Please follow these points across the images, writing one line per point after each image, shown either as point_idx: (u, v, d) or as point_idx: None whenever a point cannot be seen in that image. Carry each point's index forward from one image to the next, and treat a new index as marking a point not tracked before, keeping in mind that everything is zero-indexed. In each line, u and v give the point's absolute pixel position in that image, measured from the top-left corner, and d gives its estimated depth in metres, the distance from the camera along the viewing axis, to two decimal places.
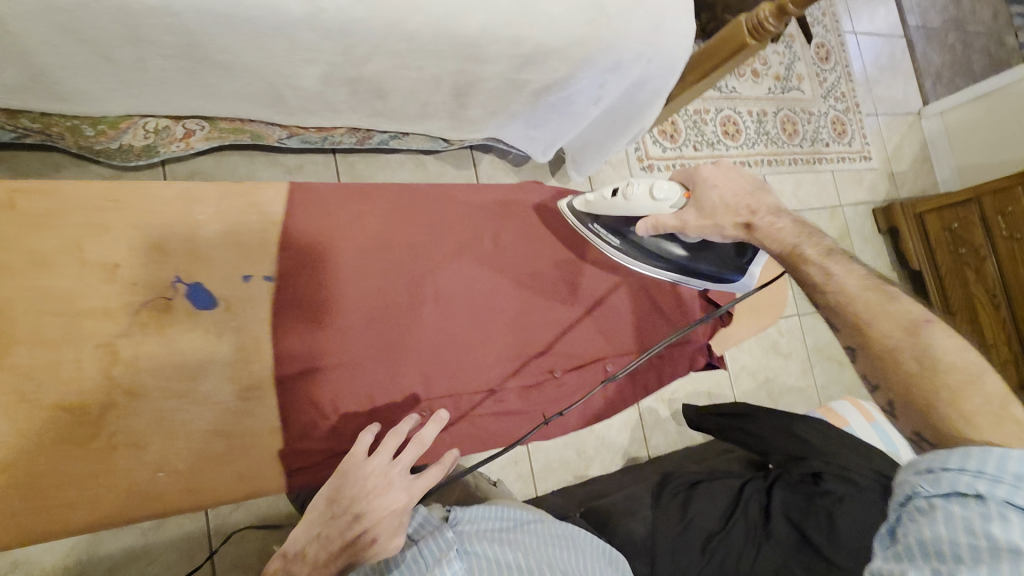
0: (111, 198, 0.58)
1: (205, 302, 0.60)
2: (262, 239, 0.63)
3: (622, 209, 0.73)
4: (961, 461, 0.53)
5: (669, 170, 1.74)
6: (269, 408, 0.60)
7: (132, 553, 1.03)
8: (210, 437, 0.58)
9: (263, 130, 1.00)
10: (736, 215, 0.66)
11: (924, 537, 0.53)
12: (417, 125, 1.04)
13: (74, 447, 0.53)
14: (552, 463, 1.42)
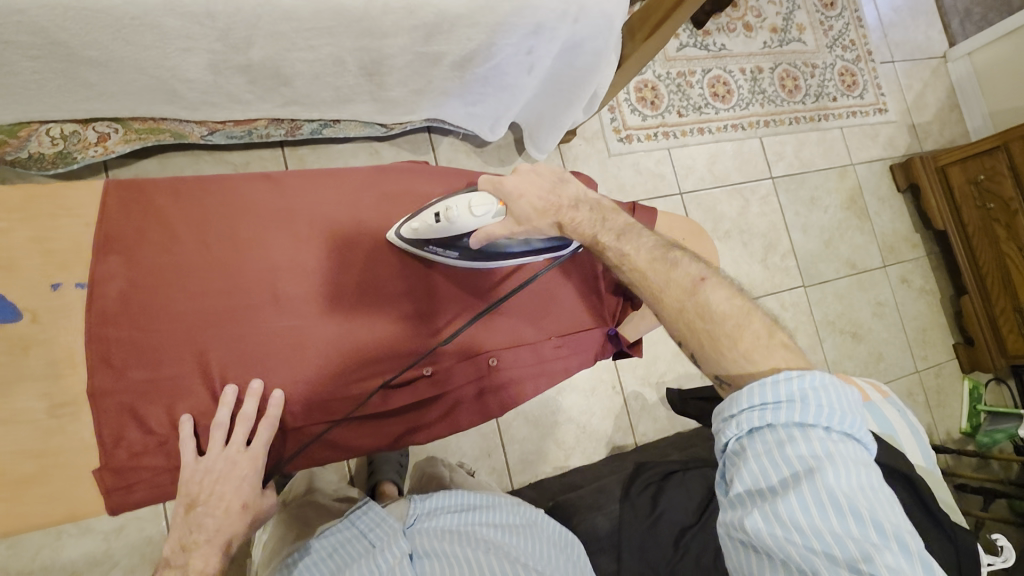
0: None
1: (8, 316, 0.57)
2: (75, 246, 0.60)
3: (449, 230, 0.67)
4: (749, 399, 0.58)
5: (650, 139, 1.62)
6: (87, 425, 0.58)
7: (92, 558, 1.05)
8: (21, 455, 0.56)
9: (180, 129, 0.96)
10: (547, 215, 0.67)
11: (745, 479, 0.56)
12: (341, 110, 1.00)
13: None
14: (529, 454, 1.37)
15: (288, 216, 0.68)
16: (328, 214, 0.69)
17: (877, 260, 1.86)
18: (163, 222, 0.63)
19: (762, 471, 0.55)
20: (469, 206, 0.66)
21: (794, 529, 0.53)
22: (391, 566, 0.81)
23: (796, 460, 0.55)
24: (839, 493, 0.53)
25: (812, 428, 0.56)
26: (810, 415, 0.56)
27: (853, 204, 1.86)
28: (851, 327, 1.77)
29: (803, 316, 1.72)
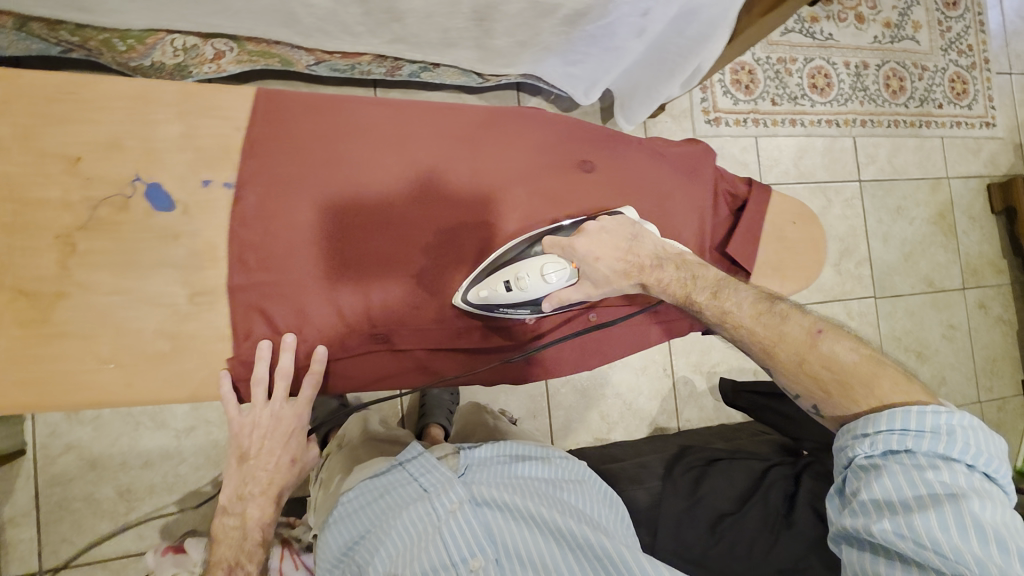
0: (71, 91, 0.59)
1: (162, 204, 0.61)
2: (223, 148, 0.63)
3: (514, 299, 0.67)
4: (890, 422, 0.64)
5: (739, 125, 1.57)
6: (222, 315, 0.63)
7: (164, 452, 1.14)
8: (153, 335, 0.61)
9: (290, 55, 0.99)
10: (628, 278, 0.71)
11: (875, 493, 0.63)
12: (443, 54, 1.00)
13: (35, 327, 0.58)
14: (572, 422, 1.39)
15: (412, 149, 0.69)
16: (448, 151, 0.71)
17: (957, 281, 1.77)
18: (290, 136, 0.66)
19: (896, 487, 0.62)
20: (549, 269, 0.66)
21: (926, 542, 0.59)
22: (452, 509, 0.83)
23: (937, 484, 0.61)
24: (983, 521, 0.58)
25: (951, 460, 0.62)
26: (954, 448, 0.62)
27: (941, 219, 1.76)
28: (917, 346, 1.71)
29: (870, 327, 1.66)
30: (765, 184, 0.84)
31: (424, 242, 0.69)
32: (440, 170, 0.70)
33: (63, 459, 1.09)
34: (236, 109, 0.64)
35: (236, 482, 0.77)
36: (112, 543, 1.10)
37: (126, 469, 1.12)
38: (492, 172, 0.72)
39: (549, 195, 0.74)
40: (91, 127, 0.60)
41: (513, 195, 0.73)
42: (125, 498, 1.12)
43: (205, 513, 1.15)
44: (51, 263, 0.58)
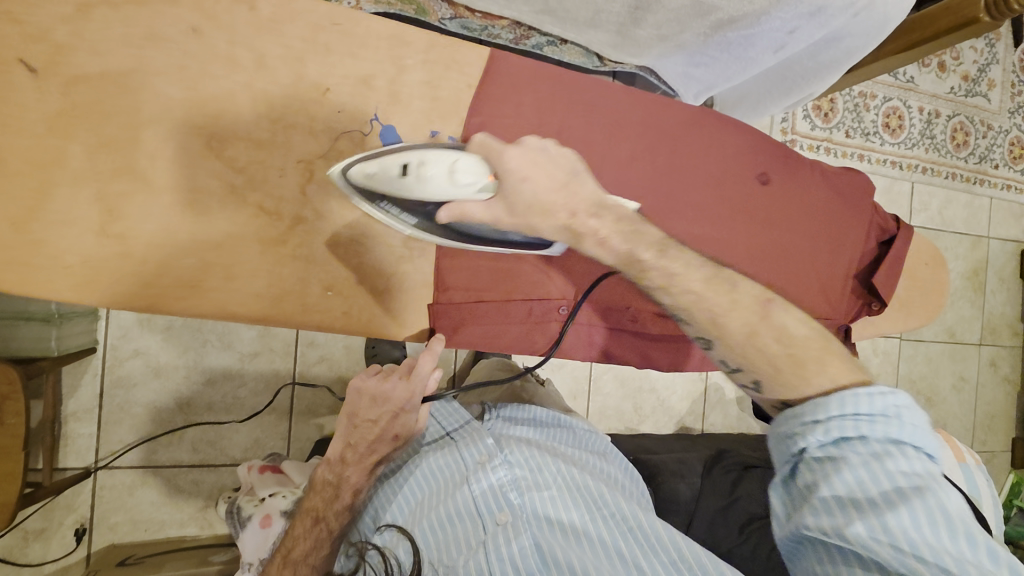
0: (323, 21, 0.64)
1: (394, 143, 0.67)
2: (455, 103, 0.72)
3: (404, 190, 0.61)
4: (839, 407, 0.56)
5: (811, 151, 1.61)
6: (428, 263, 0.74)
7: (227, 371, 1.14)
8: (374, 266, 0.72)
9: (428, 5, 0.98)
10: (544, 217, 0.60)
11: (838, 489, 0.54)
12: (580, 33, 1.00)
13: (270, 244, 0.67)
14: (608, 408, 1.44)
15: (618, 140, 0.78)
16: (647, 148, 0.80)
17: (975, 336, 1.85)
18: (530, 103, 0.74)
19: (863, 482, 0.54)
20: (460, 173, 0.59)
21: (904, 547, 0.51)
22: (479, 462, 0.80)
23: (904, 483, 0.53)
24: (951, 514, 0.52)
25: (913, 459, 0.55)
26: (902, 432, 0.55)
27: (974, 275, 1.84)
28: (928, 391, 1.79)
29: (891, 365, 1.74)
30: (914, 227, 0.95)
31: None
32: (636, 165, 0.80)
33: (130, 363, 1.08)
34: (472, 68, 0.71)
35: (342, 437, 0.80)
36: (166, 450, 1.11)
37: (189, 382, 1.12)
38: (676, 173, 0.82)
39: (719, 203, 0.85)
40: (338, 62, 0.66)
41: (691, 197, 0.83)
42: (185, 410, 1.12)
43: (257, 437, 1.16)
44: (293, 185, 0.66)
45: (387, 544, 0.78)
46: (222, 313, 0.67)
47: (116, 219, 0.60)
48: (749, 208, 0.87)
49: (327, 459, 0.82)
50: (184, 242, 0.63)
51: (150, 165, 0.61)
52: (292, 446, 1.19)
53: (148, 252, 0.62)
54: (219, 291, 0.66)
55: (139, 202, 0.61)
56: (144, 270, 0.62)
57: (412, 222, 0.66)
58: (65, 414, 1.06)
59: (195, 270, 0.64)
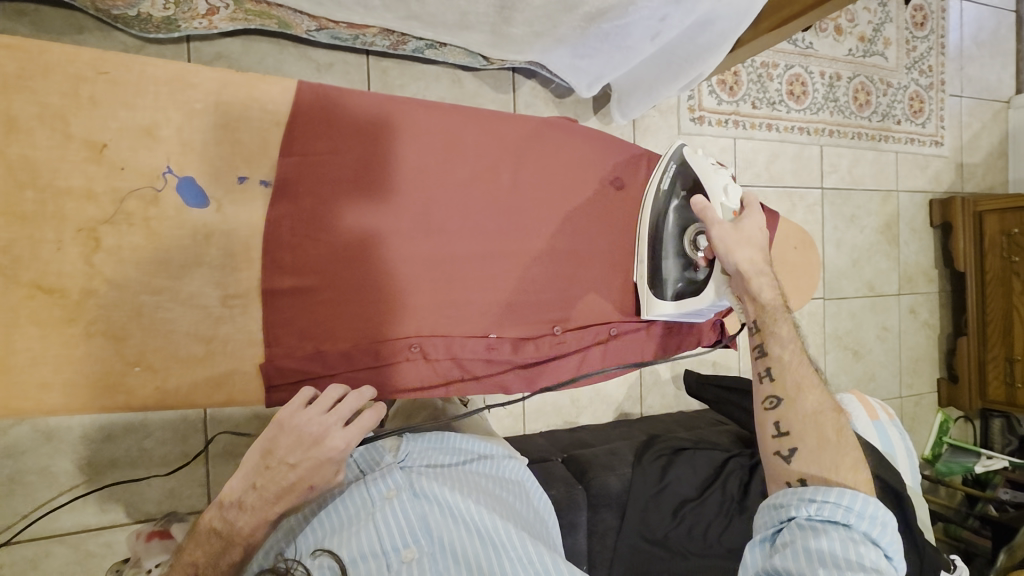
0: (88, 72, 0.58)
1: (195, 200, 0.63)
2: (261, 145, 0.66)
3: (704, 168, 0.81)
4: (837, 497, 0.69)
5: (720, 125, 1.61)
6: (255, 318, 0.67)
7: (125, 426, 1.07)
8: (188, 334, 0.64)
9: (290, 18, 0.92)
10: (751, 243, 0.76)
11: (815, 545, 0.67)
12: (453, 35, 0.96)
13: (55, 326, 0.59)
14: (545, 405, 1.42)
15: (451, 159, 0.75)
16: (483, 164, 0.77)
17: (895, 286, 1.92)
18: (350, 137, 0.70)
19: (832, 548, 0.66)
20: (732, 197, 0.80)
21: None
22: (386, 496, 0.82)
23: (862, 560, 0.66)
24: None
25: (867, 540, 0.68)
26: (882, 536, 0.69)
27: (888, 229, 1.90)
28: (854, 345, 1.86)
29: (818, 325, 1.80)
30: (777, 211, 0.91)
31: (459, 250, 0.76)
32: (475, 183, 0.77)
33: (13, 432, 1.00)
34: (278, 106, 0.66)
35: (246, 476, 0.65)
36: (67, 516, 1.04)
37: (85, 442, 1.04)
38: (519, 187, 0.80)
39: (572, 212, 0.83)
40: (118, 114, 0.60)
41: (539, 209, 0.81)
42: (85, 471, 1.04)
43: (171, 488, 1.10)
44: (77, 257, 0.59)
45: (309, 571, 0.76)
46: (5, 411, 0.59)
47: None
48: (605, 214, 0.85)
49: (218, 501, 0.67)
50: None
51: None
52: (211, 492, 1.13)
53: None
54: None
55: None
56: None
57: (663, 187, 0.83)
58: None
59: None
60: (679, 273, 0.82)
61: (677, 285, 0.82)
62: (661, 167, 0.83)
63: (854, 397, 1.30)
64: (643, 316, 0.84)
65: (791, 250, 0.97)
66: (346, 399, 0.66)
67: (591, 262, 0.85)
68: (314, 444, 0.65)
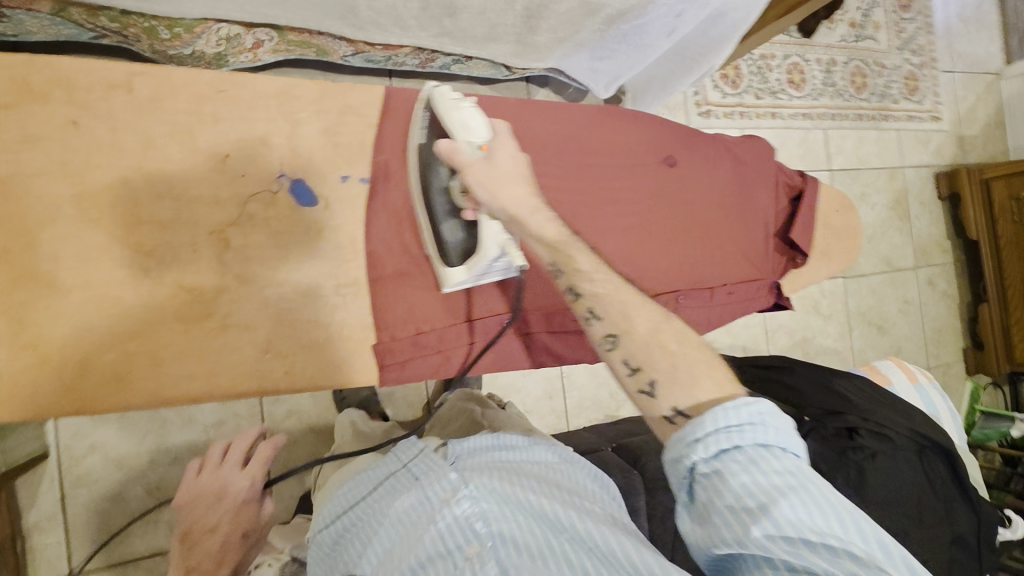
0: (206, 93, 0.67)
1: (306, 200, 0.72)
2: (357, 147, 0.76)
3: (449, 105, 0.72)
4: (713, 422, 0.54)
5: (727, 118, 1.67)
6: (363, 304, 0.76)
7: (193, 448, 1.10)
8: (305, 320, 0.72)
9: (328, 45, 0.99)
10: (508, 180, 0.67)
11: (728, 501, 0.51)
12: (483, 48, 1.02)
13: (195, 320, 0.67)
14: (585, 400, 1.45)
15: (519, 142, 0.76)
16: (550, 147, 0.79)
17: (910, 260, 1.96)
18: None
19: (746, 485, 0.51)
20: (476, 129, 0.70)
21: (786, 538, 0.49)
22: (443, 499, 0.63)
23: (776, 476, 0.52)
24: (812, 525, 0.49)
25: (769, 448, 0.54)
26: (772, 436, 0.54)
27: (898, 205, 1.95)
28: (878, 320, 1.89)
29: (840, 303, 1.83)
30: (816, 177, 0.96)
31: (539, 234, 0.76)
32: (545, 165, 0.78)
33: (88, 460, 1.04)
34: (369, 116, 0.78)
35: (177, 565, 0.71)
36: (142, 539, 1.07)
37: (154, 467, 1.07)
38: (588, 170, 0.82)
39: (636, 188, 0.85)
40: (232, 129, 0.68)
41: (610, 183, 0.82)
42: (155, 495, 1.07)
43: None
44: (209, 256, 0.67)
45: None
46: (150, 401, 0.65)
47: (25, 329, 0.59)
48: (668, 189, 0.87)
49: None
50: (103, 336, 0.63)
51: (54, 268, 0.61)
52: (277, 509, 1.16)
53: (69, 355, 0.61)
54: (148, 379, 0.65)
55: (53, 307, 0.60)
56: (63, 374, 0.61)
57: (422, 141, 0.75)
58: (25, 527, 1.00)
59: (117, 362, 0.63)
60: (454, 230, 0.74)
61: (459, 246, 0.75)
62: (420, 120, 0.76)
63: (894, 362, 1.33)
64: (443, 291, 0.78)
65: (830, 215, 1.01)
66: (232, 452, 0.81)
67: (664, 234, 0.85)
68: (220, 497, 0.77)
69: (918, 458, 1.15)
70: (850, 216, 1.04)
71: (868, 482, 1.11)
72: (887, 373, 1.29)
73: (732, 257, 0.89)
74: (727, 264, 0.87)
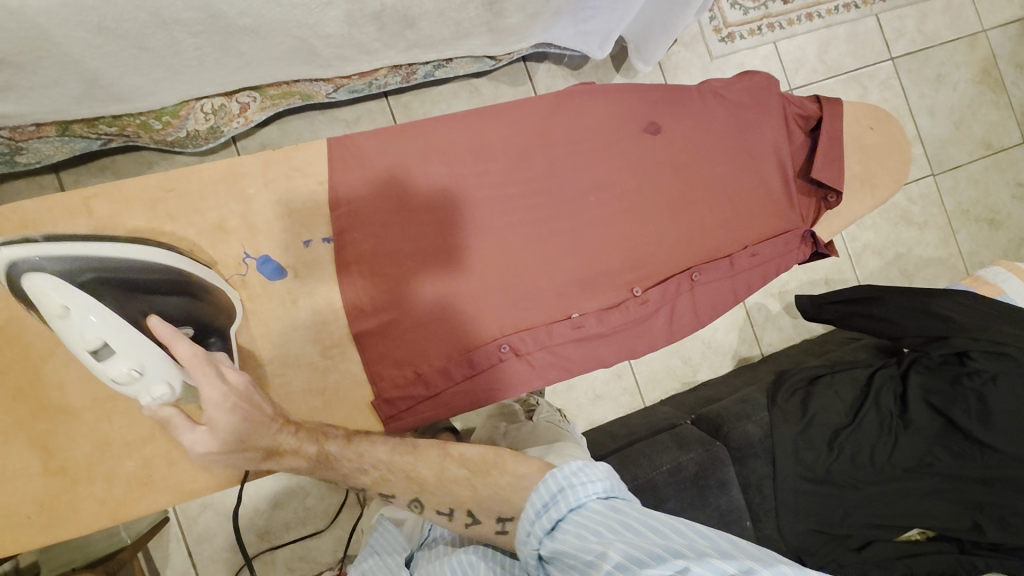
0: (157, 192, 0.63)
1: (274, 274, 0.68)
2: (314, 207, 0.68)
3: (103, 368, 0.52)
4: (536, 501, 0.58)
5: (754, 35, 1.49)
6: (356, 361, 0.71)
7: (288, 491, 1.18)
8: (302, 391, 0.69)
9: (310, 88, 0.99)
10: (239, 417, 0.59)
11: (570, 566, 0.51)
12: (457, 47, 0.98)
13: None
14: (657, 372, 1.38)
15: (468, 156, 0.72)
16: (506, 150, 0.73)
17: (1016, 136, 1.67)
18: (372, 174, 0.69)
19: (581, 541, 0.52)
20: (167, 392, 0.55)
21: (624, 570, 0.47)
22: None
23: (601, 524, 0.53)
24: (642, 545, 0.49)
25: (589, 506, 0.56)
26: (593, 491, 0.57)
27: (987, 75, 1.66)
28: (988, 214, 1.63)
29: (938, 206, 1.59)
30: (836, 98, 0.84)
31: (508, 248, 0.72)
32: (502, 171, 0.73)
33: (201, 520, 1.14)
34: (315, 168, 0.68)
35: None
36: None
37: (258, 513, 1.16)
38: (555, 161, 0.74)
39: (616, 166, 0.76)
40: (190, 217, 0.65)
41: (579, 171, 0.75)
42: (265, 538, 1.16)
43: (340, 536, 1.20)
44: None
45: None
46: (176, 499, 0.70)
47: (53, 455, 0.66)
48: (654, 157, 0.77)
49: None
50: (118, 449, 0.68)
51: (62, 395, 0.67)
52: None
53: (98, 469, 0.68)
54: (167, 478, 0.69)
55: (70, 433, 0.67)
56: (96, 486, 0.68)
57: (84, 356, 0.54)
58: None
59: (138, 468, 0.69)
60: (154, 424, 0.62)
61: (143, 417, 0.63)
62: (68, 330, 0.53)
63: (1001, 265, 1.14)
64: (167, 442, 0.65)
65: (866, 133, 0.87)
66: None
67: (655, 211, 0.76)
68: None
69: None
70: (891, 123, 0.90)
71: (992, 408, 0.99)
72: (997, 281, 1.10)
73: (746, 216, 0.79)
74: (744, 223, 0.79)
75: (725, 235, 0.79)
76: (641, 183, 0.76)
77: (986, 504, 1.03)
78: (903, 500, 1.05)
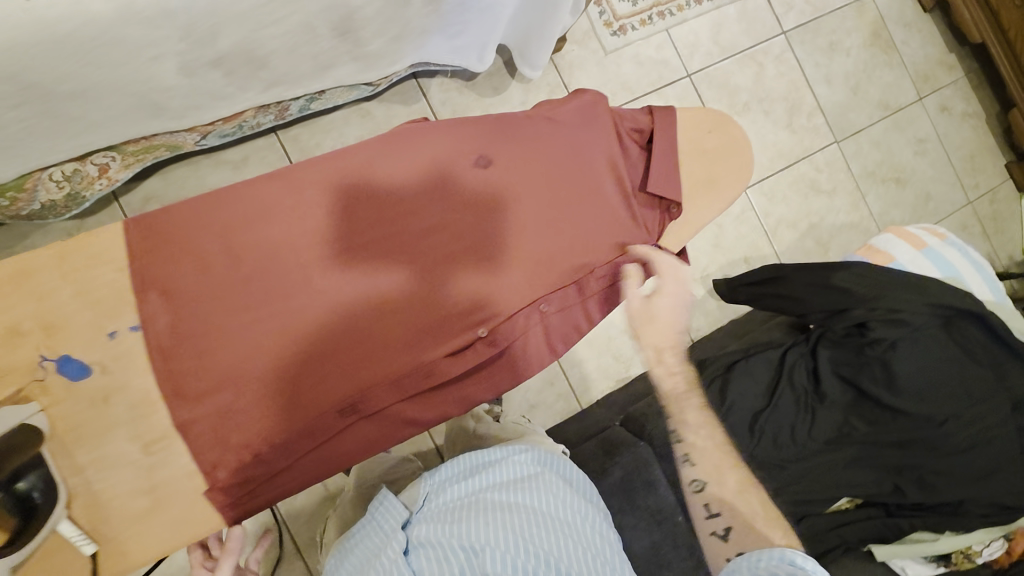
0: None
1: (78, 374, 0.59)
2: (117, 292, 0.62)
3: None
4: (756, 562, 0.68)
5: (645, 25, 1.49)
6: (181, 453, 0.62)
7: None
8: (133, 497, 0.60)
9: (173, 139, 0.93)
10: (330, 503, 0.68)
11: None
12: (323, 79, 0.95)
13: None
14: (589, 374, 1.38)
15: (287, 216, 0.68)
16: (328, 205, 0.69)
17: (912, 94, 1.72)
18: (178, 251, 0.64)
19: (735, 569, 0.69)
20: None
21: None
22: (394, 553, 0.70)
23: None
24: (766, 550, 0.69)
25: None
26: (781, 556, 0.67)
27: (878, 38, 1.70)
28: (894, 173, 1.68)
29: (844, 172, 1.63)
30: (667, 107, 0.86)
31: (340, 306, 0.67)
32: (327, 226, 0.69)
33: None
34: (118, 253, 0.63)
35: None
36: None
37: None
38: (383, 209, 0.71)
39: (448, 205, 0.73)
40: None
41: (410, 216, 0.72)
42: None
43: None
44: None
45: None
46: None
47: None
48: (489, 189, 0.75)
49: None
50: None
51: None
52: None
53: None
54: None
55: None
56: None
57: None
58: None
59: None
60: None
61: None
62: None
63: (891, 232, 1.19)
64: None
65: (707, 135, 0.87)
66: None
67: (498, 245, 0.74)
68: None
69: (943, 330, 1.06)
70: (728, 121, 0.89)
71: (897, 373, 1.02)
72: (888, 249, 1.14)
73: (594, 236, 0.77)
74: (595, 243, 0.77)
75: (576, 256, 0.76)
76: (478, 218, 0.74)
77: (905, 466, 1.02)
78: (826, 473, 1.03)
